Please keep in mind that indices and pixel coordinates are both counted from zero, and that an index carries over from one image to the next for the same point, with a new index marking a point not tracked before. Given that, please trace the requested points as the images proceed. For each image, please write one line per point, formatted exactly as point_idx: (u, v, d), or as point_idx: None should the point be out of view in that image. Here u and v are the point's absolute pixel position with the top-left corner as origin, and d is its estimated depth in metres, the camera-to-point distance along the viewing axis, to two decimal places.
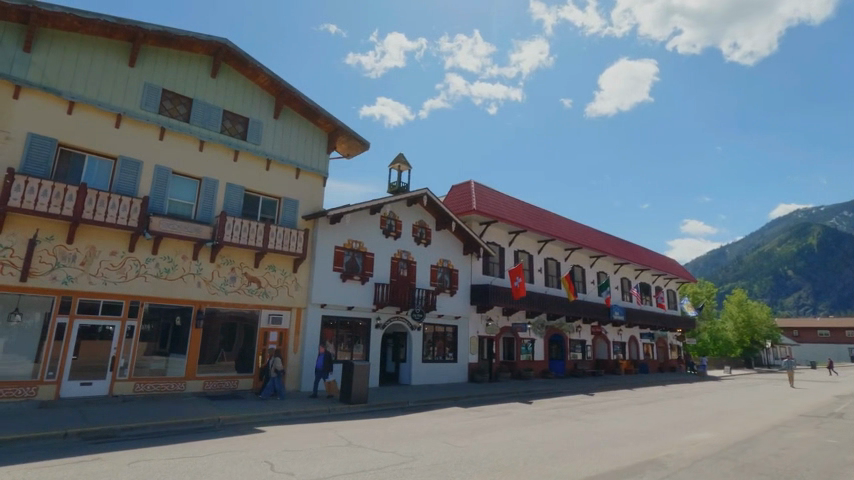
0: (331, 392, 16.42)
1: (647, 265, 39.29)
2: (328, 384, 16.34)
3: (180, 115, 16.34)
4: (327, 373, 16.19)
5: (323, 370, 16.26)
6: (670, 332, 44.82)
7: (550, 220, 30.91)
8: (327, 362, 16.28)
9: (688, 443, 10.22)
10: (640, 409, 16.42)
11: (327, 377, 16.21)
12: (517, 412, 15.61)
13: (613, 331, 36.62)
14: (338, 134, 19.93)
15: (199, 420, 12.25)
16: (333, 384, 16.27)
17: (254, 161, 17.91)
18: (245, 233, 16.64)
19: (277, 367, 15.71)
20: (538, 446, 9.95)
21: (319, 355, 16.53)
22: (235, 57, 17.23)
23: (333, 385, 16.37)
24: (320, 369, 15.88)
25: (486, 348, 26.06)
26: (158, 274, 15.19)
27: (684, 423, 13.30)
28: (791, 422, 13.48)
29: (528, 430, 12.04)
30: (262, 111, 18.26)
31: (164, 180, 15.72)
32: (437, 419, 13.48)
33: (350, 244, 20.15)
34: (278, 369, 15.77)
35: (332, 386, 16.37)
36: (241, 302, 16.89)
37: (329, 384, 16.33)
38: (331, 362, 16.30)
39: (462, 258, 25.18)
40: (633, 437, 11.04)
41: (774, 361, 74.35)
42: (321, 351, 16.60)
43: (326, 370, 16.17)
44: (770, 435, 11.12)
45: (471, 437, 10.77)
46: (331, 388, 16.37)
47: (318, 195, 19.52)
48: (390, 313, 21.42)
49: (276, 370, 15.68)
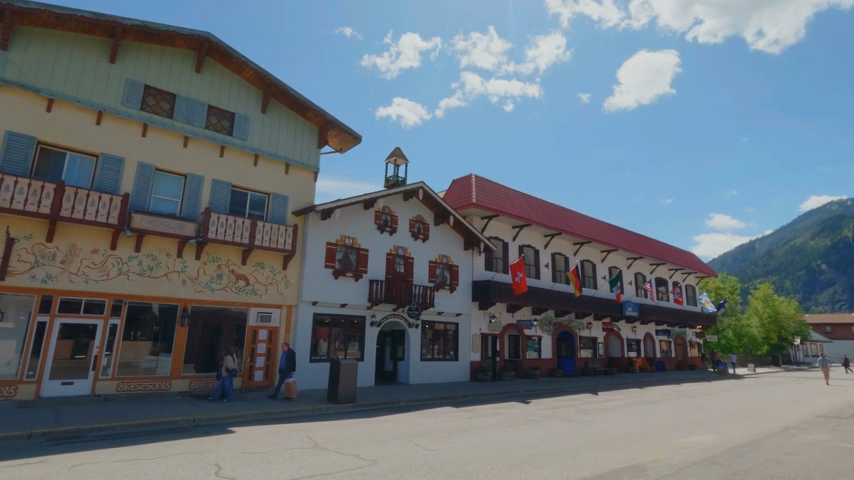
0: (290, 394, 15.18)
1: (663, 259, 37.81)
2: (287, 384, 15.25)
3: (163, 111, 16.12)
4: (289, 374, 15.21)
5: (286, 370, 15.28)
6: (689, 328, 43.17)
7: (557, 214, 29.93)
8: (291, 361, 15.35)
9: (682, 446, 9.37)
10: (644, 409, 15.48)
11: (288, 377, 15.27)
12: (510, 412, 14.87)
13: (627, 328, 35.32)
14: (329, 127, 19.52)
15: (174, 420, 11.95)
16: (292, 385, 15.17)
17: (241, 156, 17.63)
18: (230, 230, 16.35)
19: (230, 365, 14.72)
20: (514, 449, 9.27)
21: (281, 355, 15.59)
22: (219, 51, 16.94)
23: (292, 387, 15.22)
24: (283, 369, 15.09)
25: (490, 346, 25.30)
26: (141, 272, 15.00)
27: (686, 424, 12.36)
28: (806, 424, 12.37)
29: (512, 432, 11.33)
30: (249, 106, 17.97)
31: (148, 177, 15.54)
32: (420, 420, 12.89)
33: (343, 240, 19.71)
34: (230, 368, 14.82)
35: (290, 387, 15.24)
36: (229, 300, 16.61)
37: (289, 384, 15.24)
38: (294, 363, 15.38)
39: (463, 253, 24.49)
40: (623, 440, 10.24)
41: (803, 359, 71.60)
42: (285, 350, 15.74)
43: (289, 369, 15.29)
44: (777, 438, 10.14)
45: (446, 439, 10.14)
46: (289, 389, 15.19)
47: (309, 190, 19.14)
48: (386, 310, 20.89)
49: (227, 369, 14.70)
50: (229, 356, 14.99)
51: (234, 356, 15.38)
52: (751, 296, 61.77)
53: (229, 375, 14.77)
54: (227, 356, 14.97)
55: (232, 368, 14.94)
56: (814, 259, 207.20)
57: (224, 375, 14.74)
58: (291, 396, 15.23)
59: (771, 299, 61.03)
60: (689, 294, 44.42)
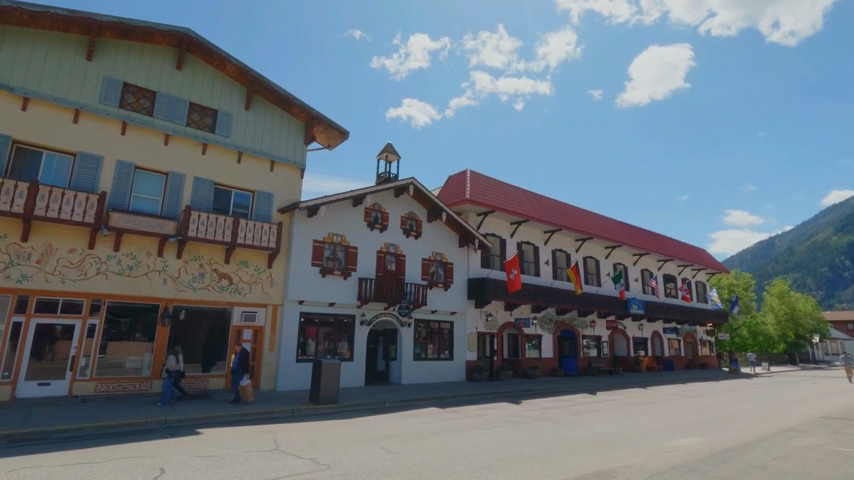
0: (246, 397, 14.50)
1: (670, 255, 36.79)
2: (242, 387, 14.50)
3: (143, 109, 15.92)
4: (243, 375, 14.56)
5: (239, 370, 14.55)
6: (699, 326, 41.95)
7: (557, 210, 29.22)
8: (245, 362, 14.70)
9: (663, 451, 8.75)
10: (639, 410, 14.78)
11: (243, 379, 14.59)
12: (496, 413, 14.29)
13: (633, 326, 34.37)
14: (315, 123, 19.19)
15: (144, 422, 11.67)
16: (247, 388, 14.50)
17: (224, 154, 17.39)
18: (211, 228, 16.08)
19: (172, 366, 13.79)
20: (482, 453, 8.74)
21: (235, 355, 14.93)
22: (200, 47, 16.71)
23: (248, 389, 14.59)
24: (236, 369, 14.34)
25: (487, 345, 24.74)
26: (120, 271, 14.79)
27: (677, 426, 11.68)
28: (808, 426, 11.60)
29: (489, 434, 10.81)
30: (233, 102, 17.72)
31: (127, 175, 15.32)
32: (399, 421, 12.43)
33: (330, 238, 19.36)
34: (172, 369, 13.86)
35: (247, 390, 14.58)
36: (212, 300, 16.36)
37: (244, 387, 14.50)
38: (249, 363, 14.75)
39: (457, 250, 23.96)
40: (603, 443, 9.63)
41: (823, 357, 69.40)
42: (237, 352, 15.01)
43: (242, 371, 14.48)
44: (769, 442, 9.43)
45: (415, 442, 9.63)
46: (245, 392, 14.47)
47: (296, 187, 18.84)
48: (377, 309, 20.47)
49: (169, 369, 13.76)
50: (173, 356, 14.10)
51: (178, 357, 14.37)
52: (766, 294, 60.04)
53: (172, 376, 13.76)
54: (170, 356, 14.00)
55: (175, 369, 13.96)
56: (836, 255, 201.59)
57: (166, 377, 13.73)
58: (247, 399, 14.51)
59: (786, 296, 59.36)
60: (699, 291, 43.19)
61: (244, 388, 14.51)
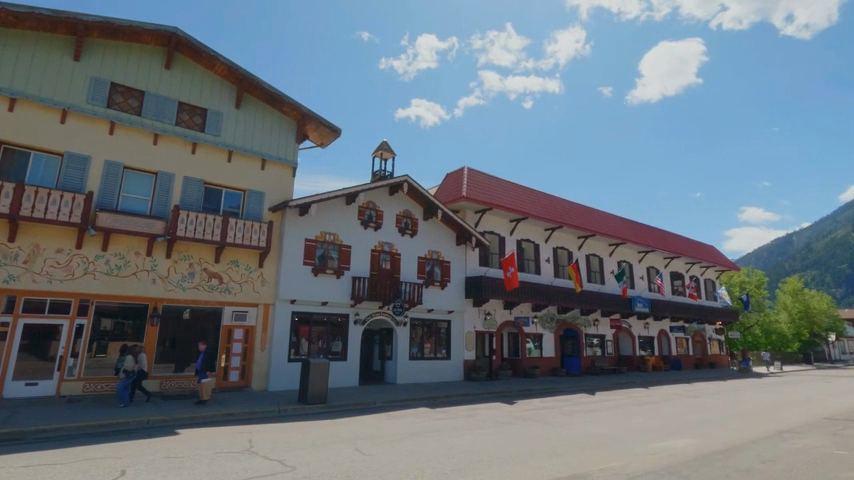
0: (204, 396, 13.86)
1: (677, 253, 36.09)
2: (201, 386, 13.83)
3: (131, 109, 15.89)
4: (206, 374, 13.87)
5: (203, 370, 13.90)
6: (709, 325, 41.06)
7: (558, 207, 28.75)
8: (209, 361, 13.97)
9: (646, 453, 8.35)
10: (635, 410, 14.33)
11: (205, 378, 13.82)
12: (487, 412, 13.96)
13: (639, 325, 33.72)
14: (306, 121, 19.07)
15: (126, 422, 11.57)
16: (206, 387, 13.83)
17: (215, 153, 17.33)
18: (200, 227, 16.01)
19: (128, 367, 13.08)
20: (458, 455, 8.46)
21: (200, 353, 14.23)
22: (188, 46, 16.67)
23: (207, 388, 13.89)
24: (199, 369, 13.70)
25: (485, 344, 24.42)
26: (108, 271, 14.79)
27: (670, 427, 11.24)
28: (808, 426, 11.08)
29: (473, 434, 10.51)
30: (223, 101, 17.66)
31: (115, 175, 15.31)
32: (384, 421, 12.18)
33: (323, 236, 19.18)
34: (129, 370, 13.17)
35: (206, 389, 13.84)
36: (202, 299, 16.29)
37: (203, 385, 13.82)
38: (213, 362, 14.02)
39: (455, 249, 23.65)
40: (587, 444, 9.27)
41: (840, 356, 67.68)
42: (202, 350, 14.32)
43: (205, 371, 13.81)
44: (763, 444, 8.97)
45: (391, 443, 9.37)
46: (204, 390, 13.83)
47: (287, 185, 18.73)
48: (372, 308, 20.27)
49: (126, 369, 13.08)
50: (130, 356, 13.40)
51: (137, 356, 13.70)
52: (779, 291, 58.71)
53: (129, 377, 13.04)
54: (127, 355, 13.30)
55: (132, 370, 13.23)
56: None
57: (123, 378, 13.01)
58: (206, 399, 13.89)
59: (801, 293, 57.87)
60: (708, 289, 42.31)
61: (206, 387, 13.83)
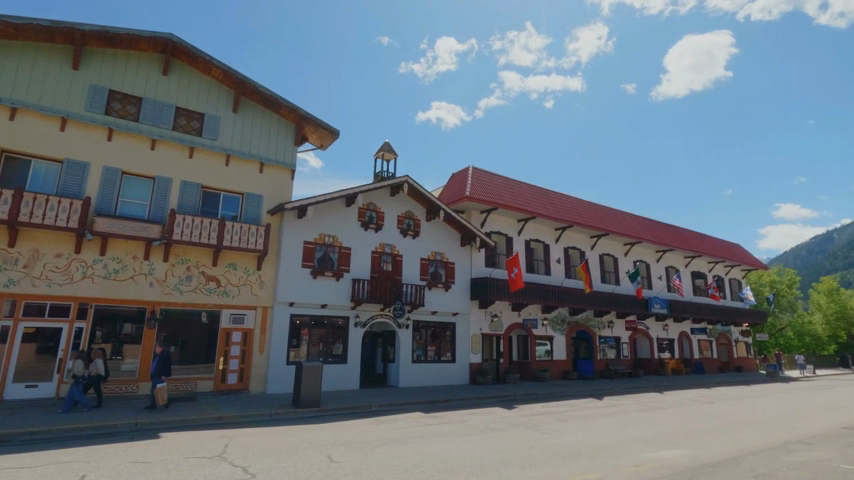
0: (159, 402, 13.19)
1: (697, 251, 34.66)
2: (155, 391, 13.21)
3: (129, 115, 16.18)
4: (161, 379, 13.30)
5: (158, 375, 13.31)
6: (735, 326, 39.22)
7: (567, 205, 27.97)
8: (164, 364, 13.42)
9: (630, 465, 7.79)
10: (639, 417, 13.61)
11: (159, 383, 13.25)
12: (481, 418, 13.51)
13: (657, 327, 32.49)
14: (304, 123, 19.05)
15: (114, 425, 11.60)
16: (162, 391, 13.26)
17: (212, 157, 17.45)
18: (196, 231, 16.13)
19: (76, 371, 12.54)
20: (430, 464, 8.10)
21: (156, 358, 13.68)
22: (184, 51, 16.87)
23: (163, 393, 13.29)
24: (154, 373, 13.17)
25: (492, 347, 23.90)
26: (106, 275, 15.04)
27: (668, 435, 10.58)
28: (821, 437, 10.20)
29: (456, 441, 10.11)
30: (220, 106, 17.82)
31: (113, 180, 15.57)
32: (371, 426, 11.89)
33: (322, 239, 19.10)
34: (79, 376, 12.63)
35: (161, 394, 13.26)
36: (199, 302, 16.41)
37: (158, 390, 13.22)
38: (168, 367, 13.46)
39: (459, 250, 23.25)
40: (570, 454, 8.73)
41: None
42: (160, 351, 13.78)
43: (158, 375, 13.28)
44: (761, 457, 8.26)
45: (366, 450, 9.10)
46: (158, 396, 13.19)
47: (286, 188, 18.75)
48: (373, 310, 20.05)
49: (75, 375, 12.54)
50: (81, 360, 12.76)
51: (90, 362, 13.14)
52: (813, 291, 55.79)
53: (80, 382, 12.63)
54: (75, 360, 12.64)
55: (83, 375, 12.78)
56: None
57: (73, 384, 12.53)
58: (162, 404, 13.26)
59: (837, 293, 54.73)
60: (733, 289, 40.52)
61: (159, 391, 13.23)
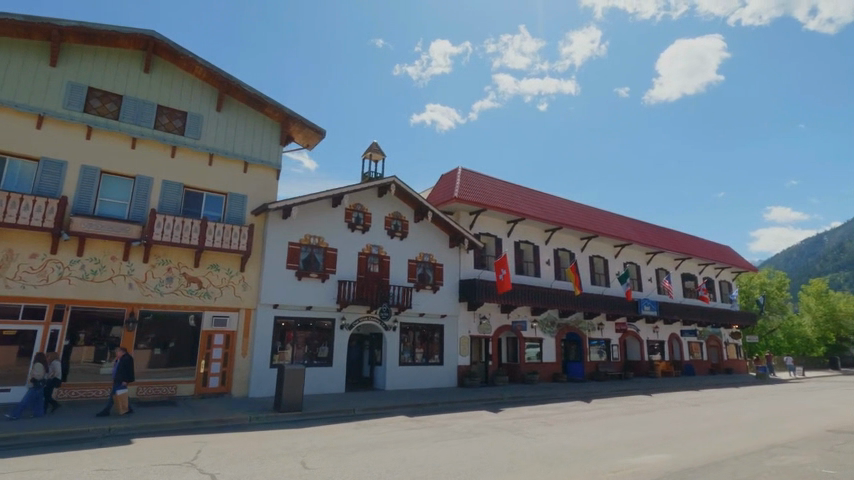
0: (119, 410, 12.53)
1: (687, 254, 34.69)
2: (116, 398, 12.51)
3: (109, 113, 15.88)
4: (121, 385, 12.44)
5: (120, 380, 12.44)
6: (725, 328, 39.29)
7: (557, 207, 27.87)
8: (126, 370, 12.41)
9: (610, 471, 7.62)
10: (624, 420, 13.45)
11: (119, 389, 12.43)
12: (466, 422, 13.31)
13: (647, 329, 32.45)
14: (289, 123, 18.80)
15: (86, 430, 11.27)
16: (123, 398, 12.57)
17: (195, 156, 17.16)
18: (177, 231, 15.84)
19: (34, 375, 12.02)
20: (406, 470, 7.89)
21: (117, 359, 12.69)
22: (166, 49, 16.60)
23: (124, 402, 12.61)
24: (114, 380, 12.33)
25: (481, 349, 23.70)
26: (83, 276, 14.71)
27: (652, 439, 10.44)
28: (805, 440, 10.10)
29: (436, 446, 9.90)
30: (203, 104, 17.54)
31: (91, 179, 15.24)
32: (352, 431, 11.63)
33: (307, 240, 18.85)
34: (37, 379, 12.19)
35: (121, 402, 12.57)
36: (180, 304, 16.11)
37: (119, 397, 12.52)
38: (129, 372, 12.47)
39: (448, 251, 23.05)
40: (550, 459, 8.56)
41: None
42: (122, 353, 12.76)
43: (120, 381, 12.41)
44: (743, 461, 8.13)
45: (341, 456, 8.87)
46: (119, 403, 12.53)
47: (270, 188, 18.48)
48: (359, 312, 19.79)
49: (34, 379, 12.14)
50: (39, 363, 12.24)
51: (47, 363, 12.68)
52: (802, 293, 56.11)
53: (38, 386, 12.22)
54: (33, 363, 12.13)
55: (43, 378, 12.36)
56: None
57: (30, 388, 12.15)
58: (122, 411, 12.63)
59: (826, 296, 55.05)
60: (723, 291, 40.63)
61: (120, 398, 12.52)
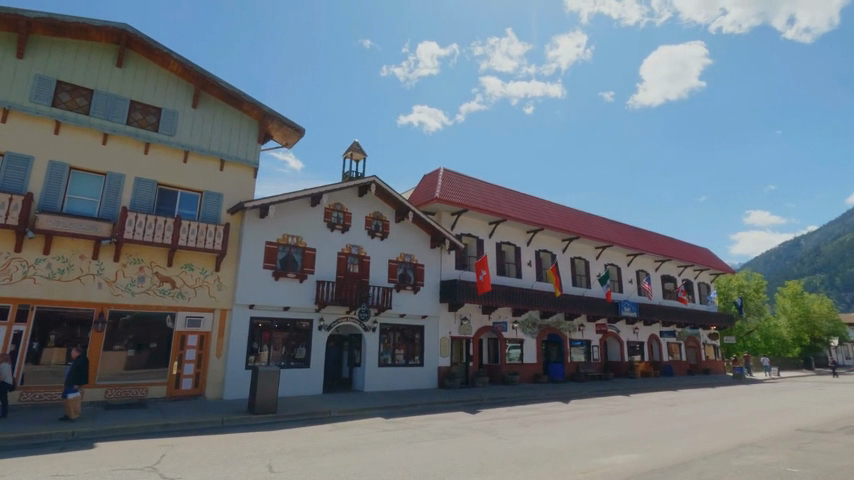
0: (69, 415, 11.89)
1: (667, 255, 35.14)
2: (67, 402, 11.87)
3: (79, 107, 15.43)
4: (74, 389, 11.91)
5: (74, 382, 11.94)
6: (703, 329, 39.90)
7: (539, 208, 27.99)
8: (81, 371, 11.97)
9: (579, 471, 7.60)
10: (600, 421, 13.50)
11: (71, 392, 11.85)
12: (442, 423, 13.22)
13: (627, 330, 32.78)
14: (267, 120, 18.52)
15: (47, 434, 10.88)
16: (74, 403, 11.93)
17: (169, 153, 16.78)
18: (149, 230, 15.45)
19: None
20: (374, 473, 7.76)
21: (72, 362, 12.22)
22: (140, 42, 16.22)
23: (75, 405, 11.96)
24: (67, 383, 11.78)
25: (462, 350, 23.63)
26: (49, 275, 14.26)
27: (625, 439, 10.48)
28: (773, 440, 10.24)
29: (409, 448, 9.79)
30: (179, 100, 17.18)
31: (59, 176, 14.79)
32: (325, 433, 11.46)
33: (285, 239, 18.58)
34: None
35: (73, 406, 11.92)
36: (152, 304, 15.72)
37: (71, 402, 11.88)
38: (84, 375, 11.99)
39: (429, 252, 22.96)
40: (521, 460, 8.51)
41: (843, 361, 66.65)
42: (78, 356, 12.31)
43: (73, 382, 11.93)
44: (711, 461, 8.19)
45: (310, 459, 8.68)
46: (71, 408, 11.90)
47: (248, 186, 18.18)
48: (338, 313, 19.57)
49: None
50: None
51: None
52: (778, 295, 57.38)
53: None
54: None
55: None
56: None
57: None
58: (74, 416, 11.99)
59: (801, 298, 56.35)
60: (702, 293, 41.29)
61: (71, 402, 11.88)
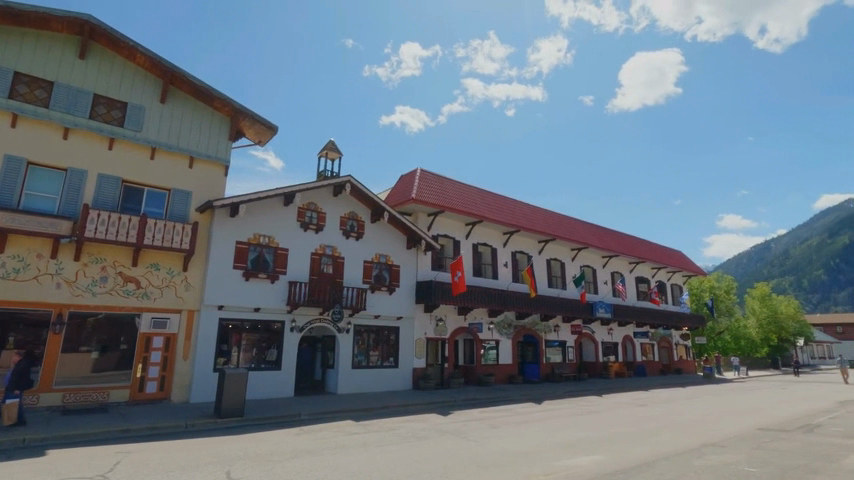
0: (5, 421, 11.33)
1: (641, 257, 35.75)
2: (5, 408, 11.36)
3: (38, 100, 14.82)
4: (14, 393, 11.54)
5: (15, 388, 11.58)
6: (675, 330, 40.73)
7: (515, 210, 28.14)
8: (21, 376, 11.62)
9: (543, 473, 7.59)
10: (570, 421, 13.58)
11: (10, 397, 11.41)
12: (413, 425, 13.11)
13: (602, 331, 33.21)
14: (239, 117, 18.13)
15: None
16: (12, 408, 11.40)
17: (135, 149, 16.27)
18: (112, 228, 14.93)
19: None
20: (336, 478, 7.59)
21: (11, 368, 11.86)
22: (104, 34, 15.70)
23: (13, 412, 11.43)
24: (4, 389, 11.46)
25: (437, 351, 23.54)
26: (4, 275, 13.64)
27: (592, 440, 10.55)
28: (735, 439, 10.44)
29: (375, 451, 9.65)
30: (146, 95, 16.67)
31: (15, 171, 14.19)
32: (292, 437, 11.23)
33: (256, 239, 18.22)
34: None
35: (11, 413, 11.40)
36: (115, 305, 15.20)
37: (9, 407, 11.38)
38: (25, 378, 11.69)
39: (405, 252, 22.82)
40: (487, 462, 8.46)
41: (808, 360, 68.95)
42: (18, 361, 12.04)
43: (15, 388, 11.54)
44: (673, 461, 8.29)
45: (272, 464, 8.47)
46: (8, 415, 11.36)
47: (218, 184, 17.76)
48: (311, 314, 19.27)
49: None
50: None
51: None
52: (748, 296, 59.06)
53: None
54: None
55: None
56: (829, 257, 200.36)
57: None
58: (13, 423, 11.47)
59: (769, 299, 58.11)
60: (675, 294, 42.17)
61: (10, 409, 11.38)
